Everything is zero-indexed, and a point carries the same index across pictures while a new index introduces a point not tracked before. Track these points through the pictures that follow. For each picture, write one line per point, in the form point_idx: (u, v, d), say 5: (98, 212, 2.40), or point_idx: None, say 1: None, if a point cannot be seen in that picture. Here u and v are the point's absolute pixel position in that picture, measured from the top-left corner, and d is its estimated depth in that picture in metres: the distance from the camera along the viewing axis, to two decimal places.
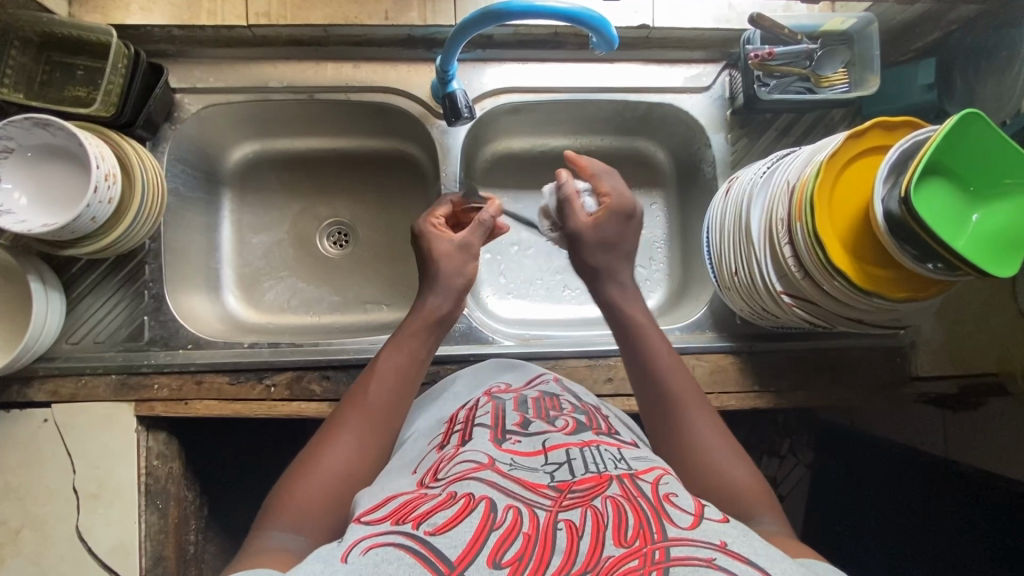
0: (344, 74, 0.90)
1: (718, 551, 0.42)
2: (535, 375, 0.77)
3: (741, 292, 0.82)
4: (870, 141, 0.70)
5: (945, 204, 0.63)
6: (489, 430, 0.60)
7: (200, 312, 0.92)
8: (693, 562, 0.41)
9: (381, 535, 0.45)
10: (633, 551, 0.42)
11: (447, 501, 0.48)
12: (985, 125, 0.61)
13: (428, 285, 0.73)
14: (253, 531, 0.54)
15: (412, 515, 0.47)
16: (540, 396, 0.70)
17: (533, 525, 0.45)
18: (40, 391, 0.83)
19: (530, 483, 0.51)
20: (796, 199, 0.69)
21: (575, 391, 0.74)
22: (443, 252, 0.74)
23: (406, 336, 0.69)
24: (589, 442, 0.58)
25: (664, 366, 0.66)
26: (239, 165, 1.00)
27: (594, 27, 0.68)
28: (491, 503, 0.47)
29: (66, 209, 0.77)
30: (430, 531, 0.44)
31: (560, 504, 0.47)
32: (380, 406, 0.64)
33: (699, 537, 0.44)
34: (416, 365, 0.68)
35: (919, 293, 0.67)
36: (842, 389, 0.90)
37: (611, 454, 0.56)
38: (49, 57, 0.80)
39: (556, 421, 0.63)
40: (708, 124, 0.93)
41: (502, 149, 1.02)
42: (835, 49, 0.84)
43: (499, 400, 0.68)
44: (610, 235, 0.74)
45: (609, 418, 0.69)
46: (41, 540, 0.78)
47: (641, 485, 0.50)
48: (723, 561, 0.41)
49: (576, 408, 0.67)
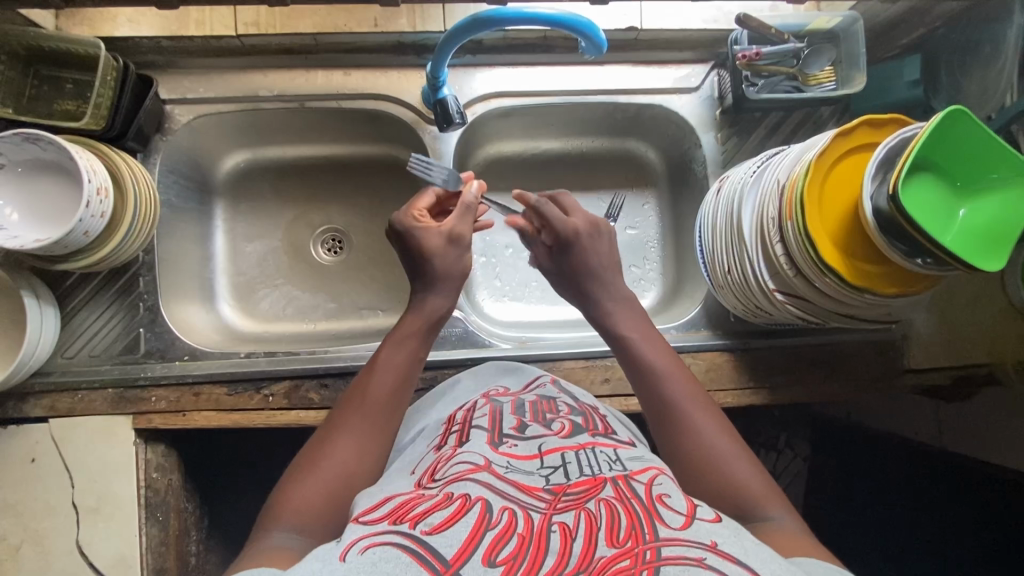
0: (334, 82, 0.90)
1: (709, 550, 0.43)
2: (534, 378, 0.77)
3: (734, 291, 0.83)
4: (860, 137, 0.71)
5: (932, 199, 0.64)
6: (487, 432, 0.61)
7: (195, 322, 0.92)
8: (683, 561, 0.41)
9: (378, 534, 0.45)
10: (625, 551, 0.42)
11: (443, 501, 0.49)
12: (971, 121, 0.62)
13: (425, 284, 0.70)
14: (254, 534, 0.53)
15: (410, 515, 0.47)
16: (537, 400, 0.70)
17: (527, 527, 0.45)
18: (36, 406, 0.82)
19: (526, 486, 0.51)
20: (786, 199, 0.70)
21: (572, 392, 0.74)
22: (435, 247, 0.70)
23: (407, 334, 0.68)
24: (585, 445, 0.59)
25: (666, 373, 0.66)
26: (231, 174, 0.99)
27: (583, 32, 0.69)
28: (486, 504, 0.48)
29: (58, 223, 0.77)
30: (426, 530, 0.45)
31: (554, 507, 0.48)
32: (380, 406, 0.63)
33: (690, 537, 0.44)
34: (416, 363, 0.68)
35: (908, 288, 0.68)
36: (837, 383, 0.91)
37: (606, 455, 0.57)
38: (37, 71, 0.80)
39: (552, 425, 0.63)
40: (697, 125, 0.93)
41: (494, 152, 1.02)
42: (822, 47, 0.85)
43: (497, 403, 0.69)
44: (568, 270, 0.75)
45: (607, 417, 0.70)
46: (41, 555, 0.78)
47: (635, 487, 0.50)
48: (712, 561, 0.42)
49: (573, 410, 0.68)
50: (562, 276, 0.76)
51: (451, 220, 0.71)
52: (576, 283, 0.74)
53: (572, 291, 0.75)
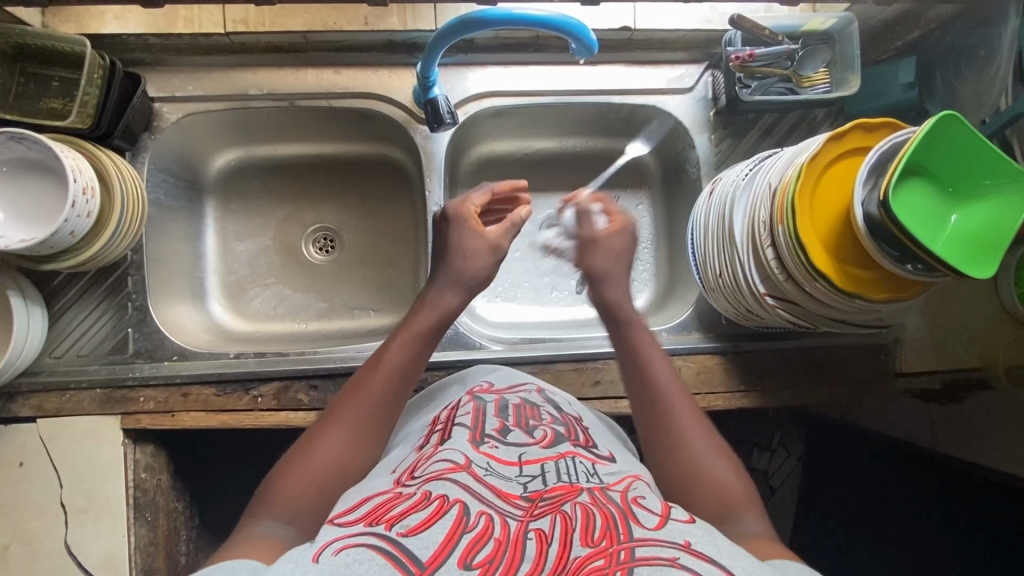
0: (325, 80, 0.89)
1: (682, 550, 0.43)
2: (519, 381, 0.77)
3: (725, 293, 0.83)
4: (852, 141, 0.70)
5: (923, 204, 0.64)
6: (469, 430, 0.61)
7: (185, 322, 0.91)
8: (657, 562, 0.42)
9: (353, 536, 0.44)
10: (600, 551, 0.43)
11: (420, 503, 0.48)
12: (961, 126, 0.61)
13: (438, 276, 0.70)
14: (244, 518, 0.54)
15: (386, 517, 0.47)
16: (520, 403, 0.70)
17: (504, 532, 0.45)
18: (25, 406, 0.82)
19: (503, 492, 0.51)
20: (778, 201, 0.69)
21: (556, 402, 0.74)
22: (472, 247, 0.69)
23: (416, 328, 0.67)
24: (565, 454, 0.59)
25: (657, 374, 0.66)
26: (221, 172, 0.99)
27: (573, 34, 0.68)
28: (464, 507, 0.48)
29: (45, 223, 0.76)
30: (402, 533, 0.44)
31: (531, 513, 0.48)
32: (381, 402, 0.62)
33: (664, 537, 0.45)
34: (420, 360, 0.66)
35: (900, 293, 0.68)
36: (828, 386, 0.91)
37: (585, 467, 0.56)
38: (24, 69, 0.79)
39: (534, 433, 0.63)
40: (691, 126, 0.93)
41: (488, 151, 1.01)
42: (817, 48, 0.84)
43: (481, 401, 0.69)
44: (618, 249, 0.73)
45: (589, 429, 0.70)
46: (29, 555, 0.78)
47: (611, 494, 0.51)
48: (686, 561, 0.42)
49: (555, 419, 0.67)
50: (609, 251, 0.72)
51: (499, 231, 0.70)
52: (618, 260, 0.72)
53: (605, 267, 0.72)
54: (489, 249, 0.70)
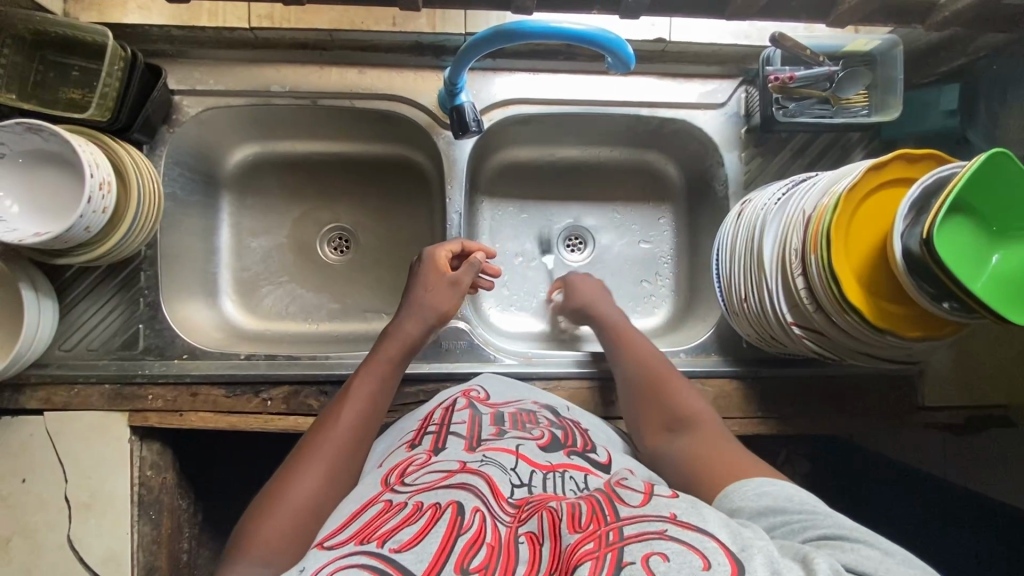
0: (348, 80, 0.87)
1: (669, 522, 0.42)
2: (520, 391, 0.75)
3: (749, 319, 0.80)
4: (895, 171, 0.68)
5: (967, 242, 0.61)
6: (464, 439, 0.60)
7: (196, 319, 0.90)
8: (647, 536, 0.40)
9: (344, 559, 0.43)
10: (589, 534, 0.41)
11: (413, 515, 0.47)
12: (1014, 166, 0.59)
13: (403, 313, 0.76)
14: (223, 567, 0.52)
15: (377, 533, 0.45)
16: (516, 411, 0.68)
17: (496, 536, 0.45)
18: (31, 398, 0.81)
19: (496, 489, 0.51)
20: (813, 229, 0.67)
21: (552, 406, 0.72)
22: (433, 284, 0.78)
23: (380, 361, 0.71)
24: (556, 466, 0.56)
25: (629, 330, 0.81)
26: (239, 166, 0.97)
27: (610, 48, 0.66)
28: (457, 508, 0.47)
29: (60, 217, 0.75)
30: (395, 549, 0.43)
31: (519, 519, 0.47)
32: (351, 432, 0.63)
33: (651, 512, 0.43)
34: (384, 392, 0.69)
35: (933, 332, 0.66)
36: (848, 417, 0.88)
37: (575, 483, 0.54)
38: (43, 56, 0.77)
39: (531, 432, 0.63)
40: (721, 142, 0.90)
41: (510, 158, 0.99)
42: (858, 71, 0.81)
43: (476, 411, 0.67)
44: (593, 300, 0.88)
45: (587, 432, 0.68)
46: (31, 548, 0.77)
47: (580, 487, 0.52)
48: (674, 532, 0.41)
49: (552, 423, 0.66)
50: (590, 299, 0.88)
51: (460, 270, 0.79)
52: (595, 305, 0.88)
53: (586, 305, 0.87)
54: (449, 285, 0.78)
